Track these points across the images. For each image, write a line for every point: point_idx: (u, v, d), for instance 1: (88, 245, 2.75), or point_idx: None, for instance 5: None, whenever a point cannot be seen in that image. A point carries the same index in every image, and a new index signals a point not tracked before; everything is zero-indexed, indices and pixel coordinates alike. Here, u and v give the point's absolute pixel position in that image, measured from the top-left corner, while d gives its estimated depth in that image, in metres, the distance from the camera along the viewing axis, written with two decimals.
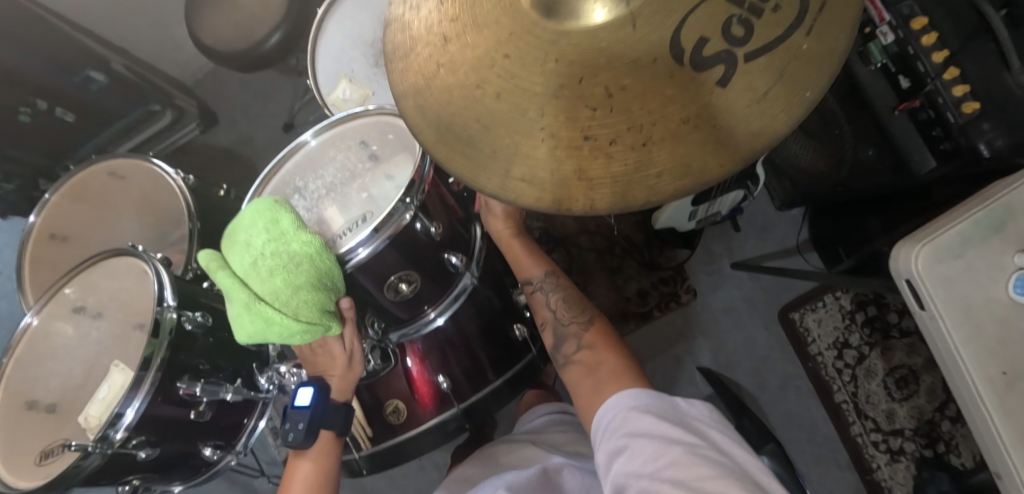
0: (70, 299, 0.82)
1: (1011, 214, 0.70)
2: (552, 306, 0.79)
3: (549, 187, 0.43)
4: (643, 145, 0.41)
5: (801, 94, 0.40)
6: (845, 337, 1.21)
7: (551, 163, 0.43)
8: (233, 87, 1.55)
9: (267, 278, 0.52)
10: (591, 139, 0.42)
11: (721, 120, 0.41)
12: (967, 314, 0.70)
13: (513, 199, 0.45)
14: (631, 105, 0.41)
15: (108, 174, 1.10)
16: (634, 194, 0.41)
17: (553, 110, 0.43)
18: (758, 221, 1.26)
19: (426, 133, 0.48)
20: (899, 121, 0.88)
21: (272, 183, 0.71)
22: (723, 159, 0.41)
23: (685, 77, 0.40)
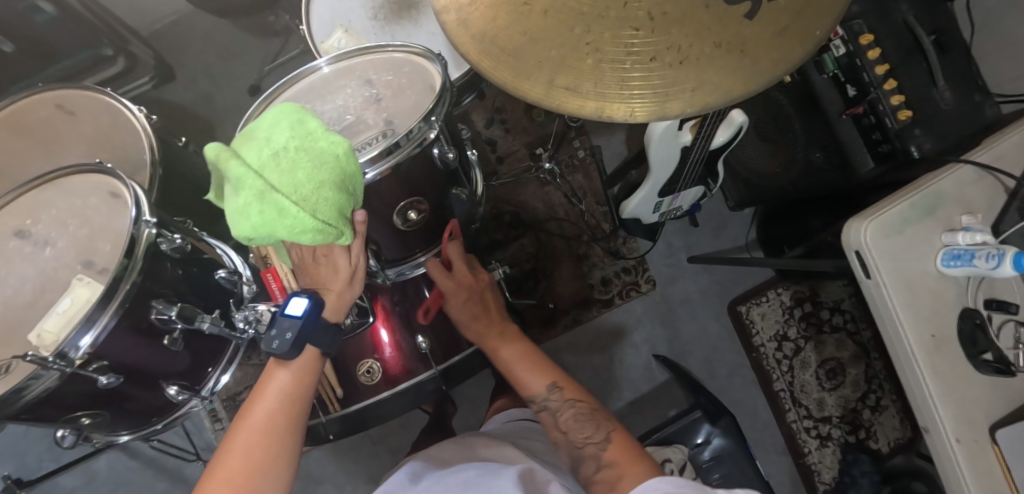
0: (14, 215, 0.71)
1: (941, 199, 0.82)
2: (563, 427, 0.77)
3: (592, 96, 0.50)
4: (680, 63, 0.48)
5: (814, 32, 0.48)
6: (784, 330, 1.31)
7: (595, 75, 0.49)
8: (196, 42, 1.47)
9: (293, 174, 0.51)
10: (633, 55, 0.48)
11: (748, 47, 0.48)
12: (906, 284, 0.80)
13: (556, 106, 0.50)
14: (671, 29, 0.47)
15: (55, 106, 1.03)
16: (672, 106, 0.50)
17: (600, 27, 0.47)
18: (713, 220, 1.35)
19: (467, 45, 0.50)
20: (847, 125, 1.00)
21: (280, 99, 0.70)
22: (747, 80, 0.49)
23: (719, 9, 0.46)
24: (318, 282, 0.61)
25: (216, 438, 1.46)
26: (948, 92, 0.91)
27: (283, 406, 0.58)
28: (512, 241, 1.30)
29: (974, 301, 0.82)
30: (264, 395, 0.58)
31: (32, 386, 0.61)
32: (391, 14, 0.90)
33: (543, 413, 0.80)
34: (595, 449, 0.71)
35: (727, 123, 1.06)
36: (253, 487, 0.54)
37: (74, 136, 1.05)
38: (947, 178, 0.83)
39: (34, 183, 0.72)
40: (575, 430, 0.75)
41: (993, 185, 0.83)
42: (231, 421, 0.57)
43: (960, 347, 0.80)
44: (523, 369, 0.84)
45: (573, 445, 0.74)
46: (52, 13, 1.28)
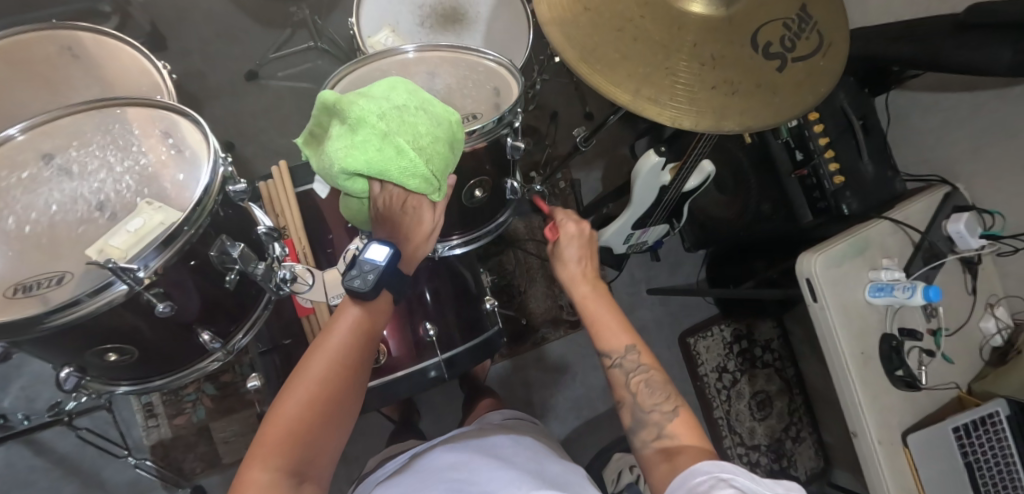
0: (68, 133, 0.71)
1: (867, 243, 1.02)
2: (632, 386, 0.68)
3: (667, 108, 0.65)
4: (733, 94, 0.66)
5: (820, 87, 0.68)
6: (724, 362, 1.47)
7: (670, 91, 0.65)
8: (193, 15, 1.43)
9: (412, 124, 0.59)
10: (701, 82, 0.66)
11: (779, 89, 0.67)
12: (843, 308, 0.98)
13: (640, 111, 0.64)
14: (726, 68, 0.67)
15: (65, 48, 1.01)
16: (725, 123, 0.65)
17: (675, 57, 0.66)
18: (669, 259, 1.52)
19: (569, 52, 0.65)
20: (794, 182, 1.21)
21: (371, 66, 0.79)
22: (778, 114, 0.67)
23: (755, 59, 0.67)
24: (399, 235, 0.65)
25: (146, 436, 1.33)
26: (871, 166, 1.14)
27: (352, 342, 0.62)
28: (493, 254, 1.38)
29: (891, 327, 1.01)
30: (334, 330, 0.62)
31: (89, 301, 0.60)
32: (438, 24, 1.01)
33: (614, 371, 0.69)
34: (660, 416, 0.65)
35: (698, 170, 1.25)
36: (326, 409, 0.59)
37: (81, 73, 1.00)
38: (870, 230, 1.03)
39: (93, 106, 0.73)
40: (643, 391, 0.68)
41: (904, 238, 1.05)
42: (307, 348, 0.61)
43: (881, 365, 0.99)
44: (608, 319, 0.71)
45: (638, 406, 0.67)
46: None
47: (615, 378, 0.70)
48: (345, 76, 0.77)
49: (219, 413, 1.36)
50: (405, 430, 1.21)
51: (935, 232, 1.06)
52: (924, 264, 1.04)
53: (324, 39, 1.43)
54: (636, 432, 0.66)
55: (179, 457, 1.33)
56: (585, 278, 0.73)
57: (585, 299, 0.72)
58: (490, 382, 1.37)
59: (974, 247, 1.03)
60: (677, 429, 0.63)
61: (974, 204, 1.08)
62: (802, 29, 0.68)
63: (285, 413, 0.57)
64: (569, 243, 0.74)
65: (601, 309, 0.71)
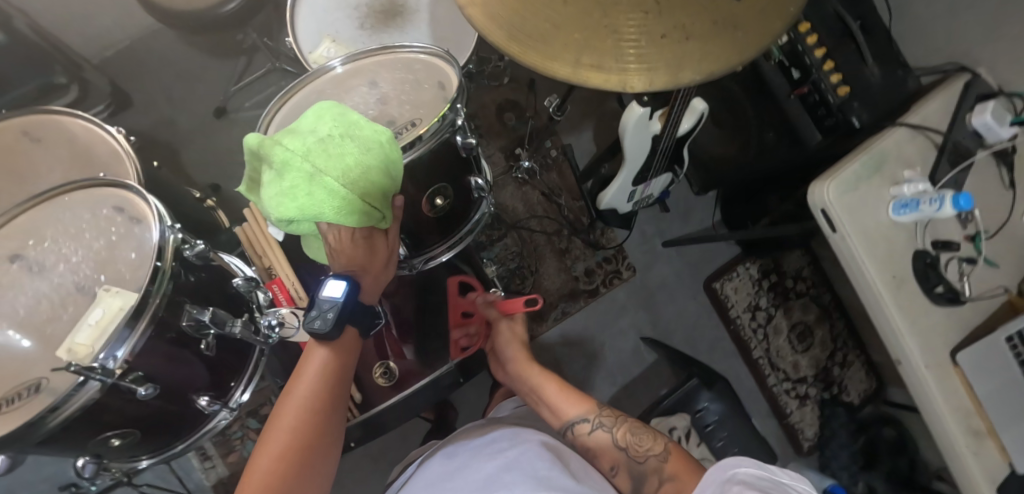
0: (23, 233, 0.70)
1: (884, 158, 0.94)
2: (621, 442, 0.73)
3: (612, 73, 0.59)
4: (685, 40, 0.57)
5: (788, 8, 0.57)
6: (756, 301, 1.41)
7: (615, 54, 0.58)
8: (150, 63, 1.39)
9: (338, 154, 0.55)
10: (647, 35, 0.57)
11: (740, 22, 0.57)
12: (865, 234, 0.91)
13: (584, 84, 0.59)
14: (677, 12, 0.56)
15: (22, 134, 0.99)
16: (682, 76, 0.59)
17: (612, 13, 0.56)
18: (680, 207, 1.45)
19: (499, 33, 0.59)
20: (795, 104, 1.11)
21: (305, 89, 0.74)
22: (742, 50, 0.58)
23: None
24: (356, 267, 0.62)
25: (204, 479, 1.38)
26: (876, 70, 1.04)
27: (323, 385, 0.60)
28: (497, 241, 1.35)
29: (923, 243, 0.93)
30: (302, 376, 0.59)
31: (70, 401, 0.60)
32: (379, 23, 0.95)
33: (595, 434, 0.76)
34: (655, 461, 0.69)
35: (690, 111, 1.17)
36: (303, 459, 0.57)
37: (43, 159, 0.99)
38: (886, 140, 0.94)
39: (39, 199, 0.71)
40: (633, 444, 0.72)
41: (925, 141, 0.95)
42: (275, 403, 0.58)
43: (917, 284, 0.92)
44: (561, 397, 0.82)
45: (632, 460, 0.71)
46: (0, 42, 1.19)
47: (598, 445, 0.75)
48: (278, 110, 0.73)
49: None
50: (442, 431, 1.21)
51: (959, 130, 0.96)
52: (951, 168, 0.94)
53: (282, 58, 1.38)
54: (639, 489, 0.69)
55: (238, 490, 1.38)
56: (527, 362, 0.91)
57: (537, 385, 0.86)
58: None
59: (1006, 137, 0.93)
60: (672, 468, 0.68)
61: (999, 89, 0.98)
62: None
63: (260, 468, 0.55)
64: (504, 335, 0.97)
65: (551, 391, 0.84)
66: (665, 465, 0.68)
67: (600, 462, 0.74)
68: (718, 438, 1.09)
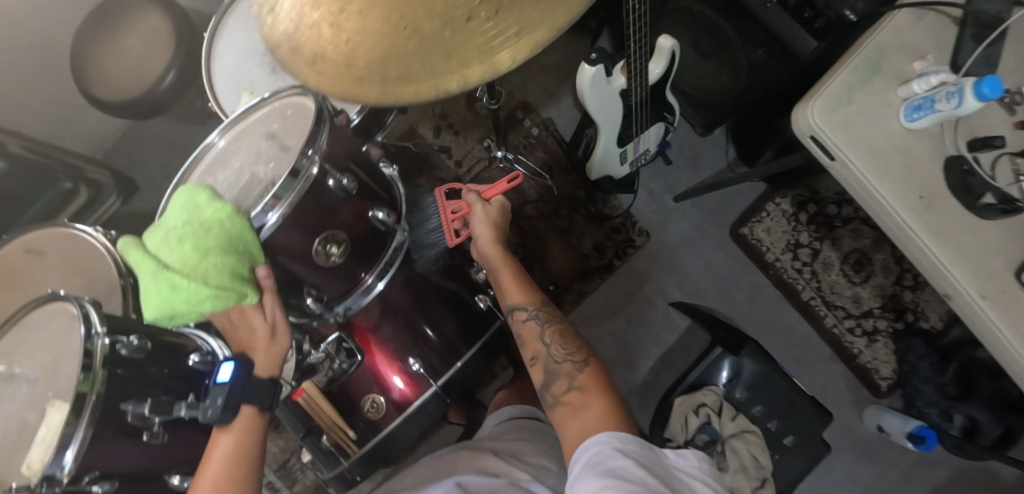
0: (5, 355, 0.76)
1: (883, 54, 0.75)
2: (547, 338, 0.74)
3: (423, 78, 0.45)
4: (496, 13, 0.44)
5: None
6: (795, 238, 1.25)
7: (419, 56, 0.45)
8: (144, 144, 1.42)
9: (174, 243, 0.52)
10: (448, 22, 0.44)
11: None
12: (873, 153, 0.73)
13: (396, 101, 0.46)
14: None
15: (23, 251, 1.04)
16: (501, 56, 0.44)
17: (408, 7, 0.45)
18: (686, 153, 1.30)
19: (301, 69, 0.50)
20: (774, 13, 0.93)
21: (195, 170, 0.71)
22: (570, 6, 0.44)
23: None
24: (245, 346, 0.65)
25: None
26: None
27: (225, 474, 0.59)
28: None
29: (956, 146, 0.75)
30: (206, 469, 0.59)
31: None
32: None
33: (526, 322, 0.77)
34: (569, 367, 0.70)
35: (657, 53, 1.03)
36: None
37: (48, 272, 1.04)
38: (883, 31, 0.76)
39: (10, 323, 0.77)
40: (557, 344, 0.73)
41: (939, 19, 0.76)
42: None
43: (954, 200, 0.74)
44: (512, 281, 0.82)
45: (550, 359, 0.72)
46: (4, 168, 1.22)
47: (526, 334, 0.76)
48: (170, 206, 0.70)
49: None
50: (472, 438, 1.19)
51: None
52: (979, 44, 0.74)
53: None
54: (547, 388, 0.70)
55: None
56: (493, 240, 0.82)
57: (494, 265, 0.83)
58: None
59: None
60: (585, 378, 0.68)
61: None
62: None
63: None
64: (479, 223, 0.82)
65: (506, 277, 0.83)
66: (576, 375, 0.69)
67: (524, 350, 0.76)
68: (755, 407, 0.99)
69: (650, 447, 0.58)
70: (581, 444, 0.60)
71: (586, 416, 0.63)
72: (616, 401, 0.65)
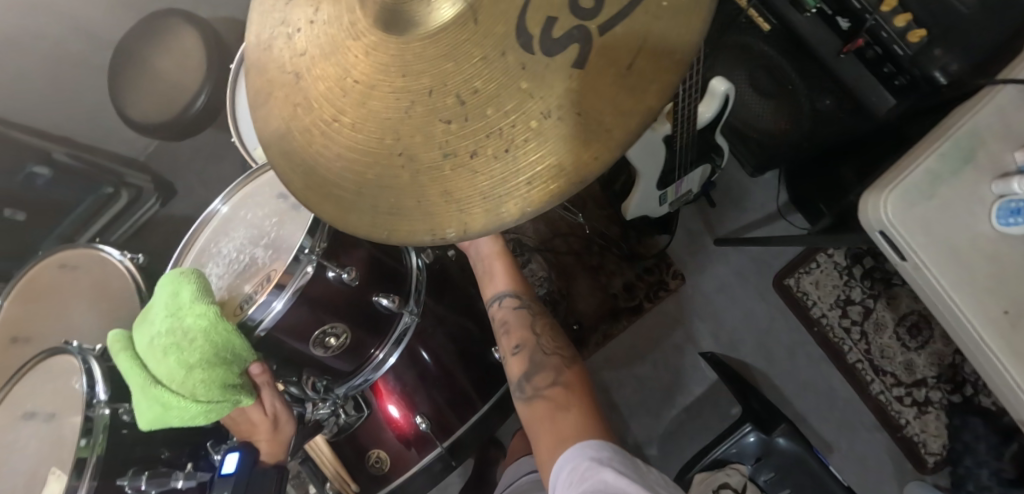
0: (19, 401, 0.75)
1: (978, 141, 0.65)
2: (536, 329, 0.68)
3: (417, 216, 0.39)
4: (505, 151, 0.36)
5: (671, 57, 0.35)
6: (846, 293, 1.14)
7: (414, 190, 0.39)
8: (183, 150, 1.38)
9: (160, 359, 0.53)
10: (450, 155, 0.38)
11: (585, 105, 0.35)
12: (953, 256, 0.64)
13: (385, 235, 0.40)
14: (486, 109, 0.37)
15: (57, 266, 1.00)
16: (507, 204, 0.37)
17: (407, 131, 0.39)
18: (732, 193, 1.20)
19: (295, 180, 0.44)
20: (848, 64, 0.82)
21: (191, 254, 0.67)
22: (598, 147, 0.35)
23: (538, 67, 0.36)
24: (248, 436, 0.66)
25: None
26: None
27: None
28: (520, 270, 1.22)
29: None
30: None
31: None
32: None
33: (513, 312, 0.69)
34: (557, 359, 0.65)
35: (709, 96, 0.92)
36: None
37: (72, 292, 0.98)
38: (981, 112, 0.65)
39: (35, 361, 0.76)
40: (546, 337, 0.67)
41: None
42: None
43: None
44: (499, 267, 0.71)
45: (536, 349, 0.66)
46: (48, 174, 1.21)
47: (509, 324, 0.68)
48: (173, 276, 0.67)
49: None
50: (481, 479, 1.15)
51: None
52: None
53: None
54: (527, 380, 0.63)
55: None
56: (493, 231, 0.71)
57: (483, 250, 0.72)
58: None
59: None
60: (568, 374, 0.63)
61: None
62: None
63: None
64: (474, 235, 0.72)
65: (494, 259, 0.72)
66: (562, 371, 0.63)
67: (504, 341, 0.68)
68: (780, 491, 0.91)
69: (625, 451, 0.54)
70: (559, 458, 0.55)
71: (569, 416, 0.58)
72: (594, 401, 0.61)
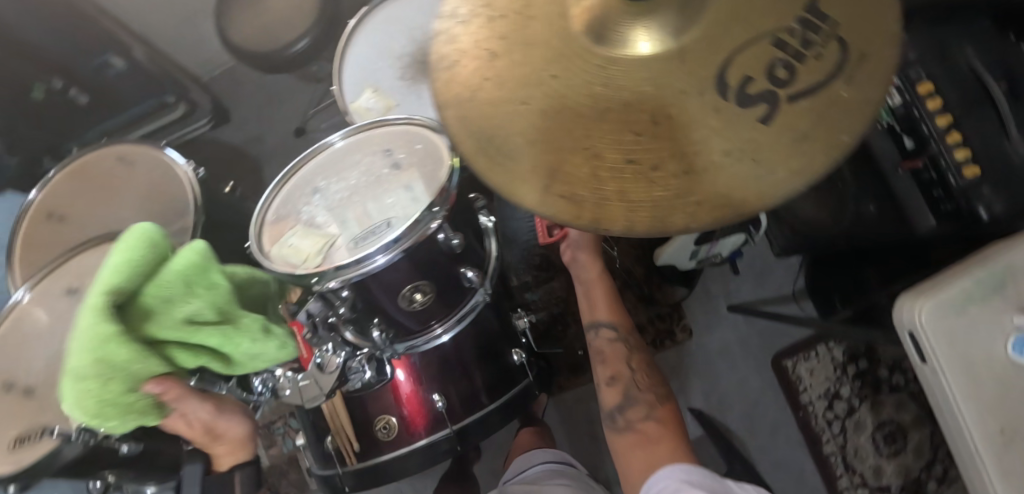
0: (71, 276, 0.89)
1: (1010, 276, 0.73)
2: (631, 364, 0.80)
3: (589, 206, 0.44)
4: (684, 173, 0.44)
5: (839, 137, 0.43)
6: (836, 388, 1.21)
7: (592, 183, 0.45)
8: (248, 82, 1.41)
9: (127, 327, 0.58)
10: (634, 163, 0.44)
11: (761, 154, 0.43)
12: (969, 371, 0.71)
13: (550, 215, 0.45)
14: (676, 134, 0.44)
15: (115, 158, 1.05)
16: (675, 219, 0.43)
17: (597, 130, 0.45)
18: (756, 267, 1.28)
19: (465, 143, 0.48)
20: (904, 181, 0.91)
21: (294, 180, 0.73)
22: (764, 191, 0.43)
23: (730, 111, 0.44)
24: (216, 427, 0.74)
25: None
26: None
27: None
28: (541, 284, 1.27)
29: None
30: None
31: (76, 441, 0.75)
32: (420, 74, 0.88)
33: (613, 343, 0.82)
34: (648, 398, 0.76)
35: None
36: None
37: (128, 185, 1.02)
38: (1016, 251, 0.74)
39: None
40: (639, 374, 0.79)
41: None
42: None
43: None
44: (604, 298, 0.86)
45: (631, 385, 0.78)
46: (122, 67, 1.23)
47: (610, 352, 0.81)
48: (279, 191, 0.73)
49: None
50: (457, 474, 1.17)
51: None
52: None
53: None
54: (621, 413, 0.75)
55: (275, 482, 1.34)
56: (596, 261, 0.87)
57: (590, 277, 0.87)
58: (550, 417, 1.27)
59: None
60: (660, 413, 0.74)
61: None
62: (810, 41, 0.43)
63: None
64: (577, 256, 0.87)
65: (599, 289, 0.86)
66: (656, 408, 0.75)
67: (603, 367, 0.81)
68: None
69: (715, 475, 0.64)
70: (651, 478, 0.66)
71: (653, 450, 0.69)
72: (684, 441, 0.71)
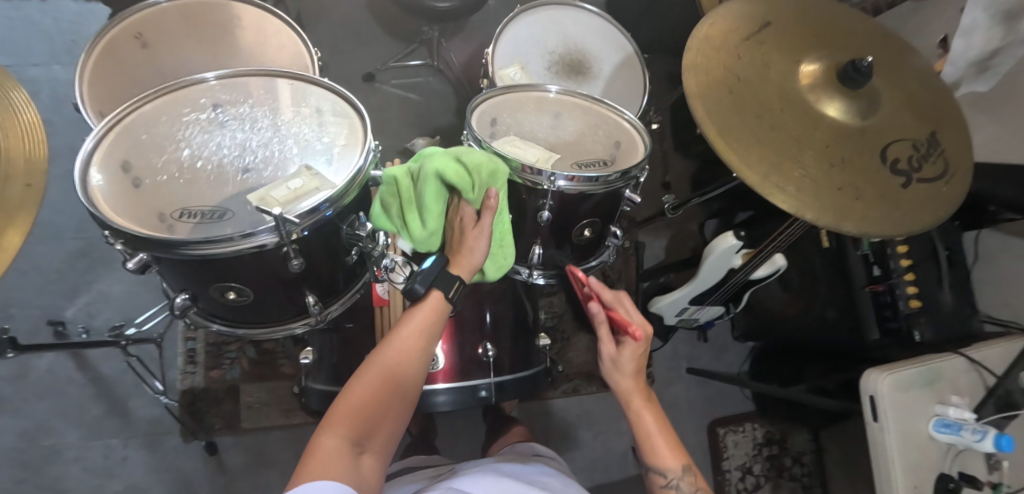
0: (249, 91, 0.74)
1: (939, 375, 0.99)
2: None
3: (793, 195, 0.67)
4: (855, 198, 0.69)
5: (939, 213, 0.71)
6: (750, 463, 1.41)
7: (799, 182, 0.68)
8: (333, 14, 1.46)
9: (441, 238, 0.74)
10: (826, 179, 0.69)
11: (900, 204, 0.70)
12: (903, 434, 0.94)
13: (768, 192, 0.67)
14: (851, 172, 0.70)
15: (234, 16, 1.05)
16: (846, 223, 0.67)
17: (806, 153, 0.70)
18: (713, 344, 1.50)
19: (711, 126, 0.69)
20: (865, 297, 1.14)
21: (497, 98, 0.84)
22: (897, 226, 0.68)
23: (884, 172, 0.71)
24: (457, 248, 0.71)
25: (178, 381, 1.26)
26: (949, 297, 1.12)
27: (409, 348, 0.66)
28: (546, 295, 1.38)
29: (948, 468, 0.96)
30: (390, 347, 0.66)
31: (241, 241, 0.61)
32: (563, 72, 1.04)
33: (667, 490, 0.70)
34: None
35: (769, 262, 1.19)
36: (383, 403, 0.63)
37: (244, 44, 1.04)
38: (945, 361, 1.00)
39: (265, 73, 0.75)
40: None
41: (978, 378, 1.02)
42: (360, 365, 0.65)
43: None
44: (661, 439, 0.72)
45: None
46: None
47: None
48: (497, 94, 0.84)
49: (252, 376, 1.29)
50: (422, 446, 1.17)
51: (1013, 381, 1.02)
52: (995, 411, 0.99)
53: (441, 61, 1.45)
54: None
55: (203, 408, 1.26)
56: (638, 393, 0.74)
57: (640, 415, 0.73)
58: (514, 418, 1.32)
59: None
60: None
61: None
62: (930, 153, 0.73)
63: (355, 394, 0.62)
64: (631, 356, 0.74)
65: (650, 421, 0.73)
66: None
67: None
68: None
69: None
70: None
71: None
72: None
